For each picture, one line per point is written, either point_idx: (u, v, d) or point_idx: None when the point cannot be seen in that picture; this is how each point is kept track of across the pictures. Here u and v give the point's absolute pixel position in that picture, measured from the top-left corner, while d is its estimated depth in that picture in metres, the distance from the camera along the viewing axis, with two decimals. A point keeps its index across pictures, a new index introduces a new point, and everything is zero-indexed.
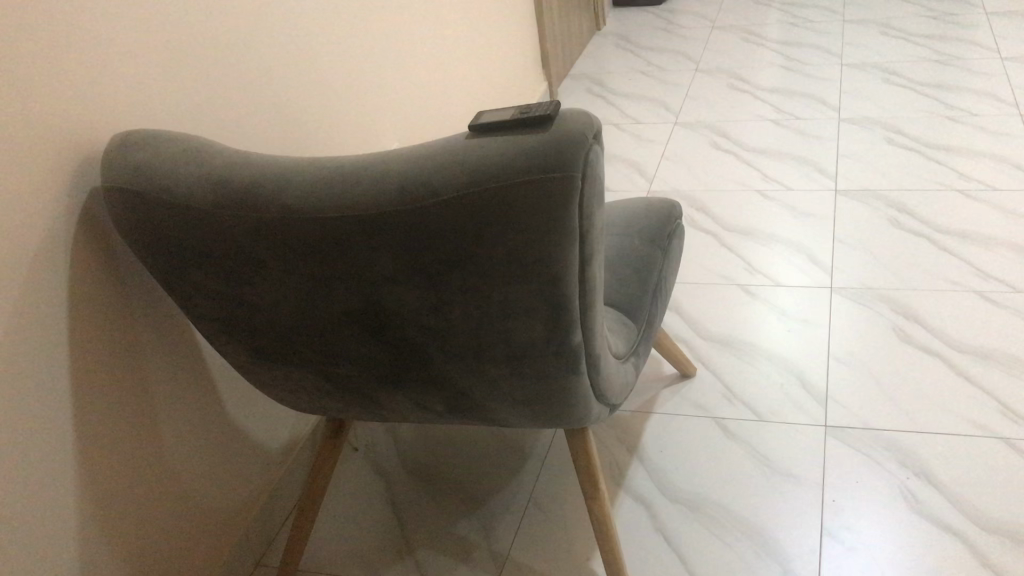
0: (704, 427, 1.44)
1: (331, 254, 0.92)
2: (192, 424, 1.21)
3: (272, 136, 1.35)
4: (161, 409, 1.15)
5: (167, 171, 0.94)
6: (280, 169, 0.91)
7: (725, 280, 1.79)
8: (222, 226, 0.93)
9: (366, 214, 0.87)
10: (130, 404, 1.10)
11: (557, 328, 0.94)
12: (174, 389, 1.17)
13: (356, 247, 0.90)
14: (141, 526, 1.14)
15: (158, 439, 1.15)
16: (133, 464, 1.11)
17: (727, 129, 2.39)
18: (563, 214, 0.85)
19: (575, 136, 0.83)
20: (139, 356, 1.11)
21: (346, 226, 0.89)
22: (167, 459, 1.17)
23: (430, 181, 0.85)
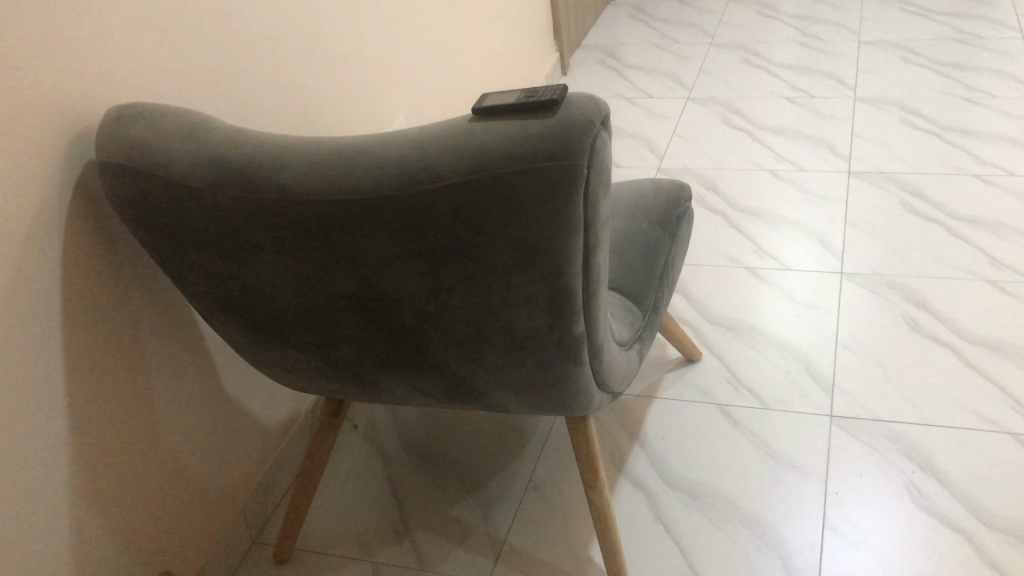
0: (708, 414, 1.42)
1: (329, 237, 0.89)
2: (189, 402, 1.19)
3: (272, 107, 1.32)
4: (157, 386, 1.14)
5: (162, 147, 0.92)
6: (279, 147, 0.89)
7: (732, 262, 1.76)
8: (218, 205, 0.90)
9: (365, 197, 0.85)
10: (126, 383, 1.09)
11: (559, 319, 0.92)
12: (171, 367, 1.16)
13: (354, 231, 0.88)
14: (136, 505, 1.13)
15: (153, 416, 1.13)
16: (127, 444, 1.10)
17: (740, 105, 2.35)
18: (568, 203, 0.83)
19: (582, 121, 0.80)
20: (135, 334, 1.09)
21: (345, 209, 0.86)
22: (162, 436, 1.15)
23: (431, 166, 0.83)
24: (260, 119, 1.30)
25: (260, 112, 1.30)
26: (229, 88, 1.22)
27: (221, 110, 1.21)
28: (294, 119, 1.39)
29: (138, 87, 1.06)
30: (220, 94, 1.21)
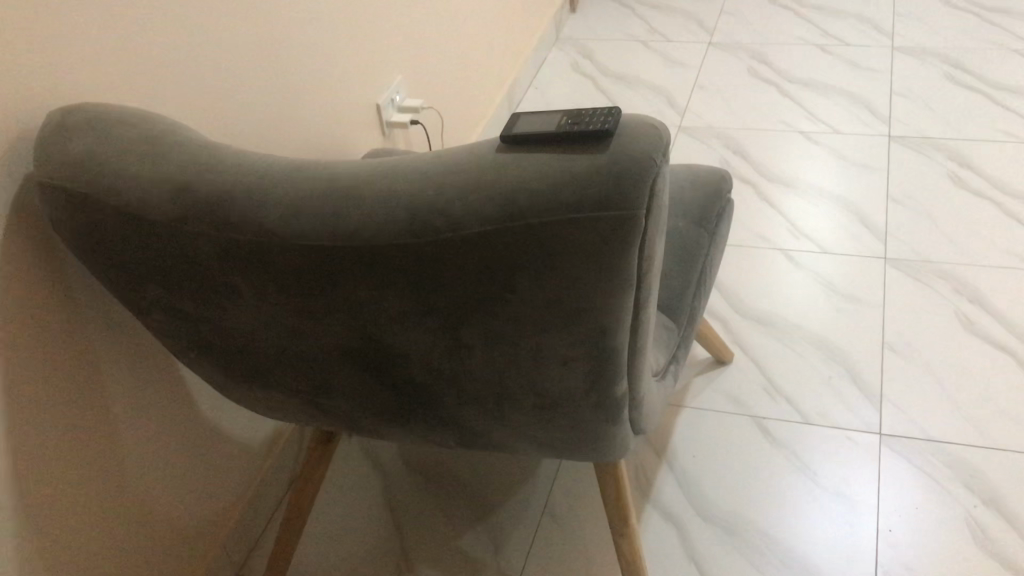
0: (743, 428, 1.28)
1: (322, 285, 0.73)
2: (161, 435, 1.04)
3: (249, 82, 1.14)
4: (121, 421, 0.98)
5: (112, 167, 0.74)
6: (257, 173, 0.71)
7: (764, 244, 1.60)
8: (187, 242, 0.74)
9: (368, 245, 0.69)
10: (85, 424, 0.93)
11: (599, 381, 0.77)
12: (138, 397, 1.00)
13: (352, 280, 0.72)
14: (100, 555, 0.98)
15: (116, 454, 0.98)
16: (88, 490, 0.95)
17: (766, 52, 2.14)
18: (619, 258, 0.67)
19: (640, 160, 0.64)
20: (94, 368, 0.93)
21: (342, 256, 0.70)
22: (127, 474, 1.00)
23: (449, 211, 0.66)
24: (238, 112, 1.12)
25: (238, 104, 1.12)
26: (199, 72, 1.04)
27: (192, 106, 1.03)
28: (278, 106, 1.21)
29: (88, 86, 0.88)
30: (188, 83, 1.02)
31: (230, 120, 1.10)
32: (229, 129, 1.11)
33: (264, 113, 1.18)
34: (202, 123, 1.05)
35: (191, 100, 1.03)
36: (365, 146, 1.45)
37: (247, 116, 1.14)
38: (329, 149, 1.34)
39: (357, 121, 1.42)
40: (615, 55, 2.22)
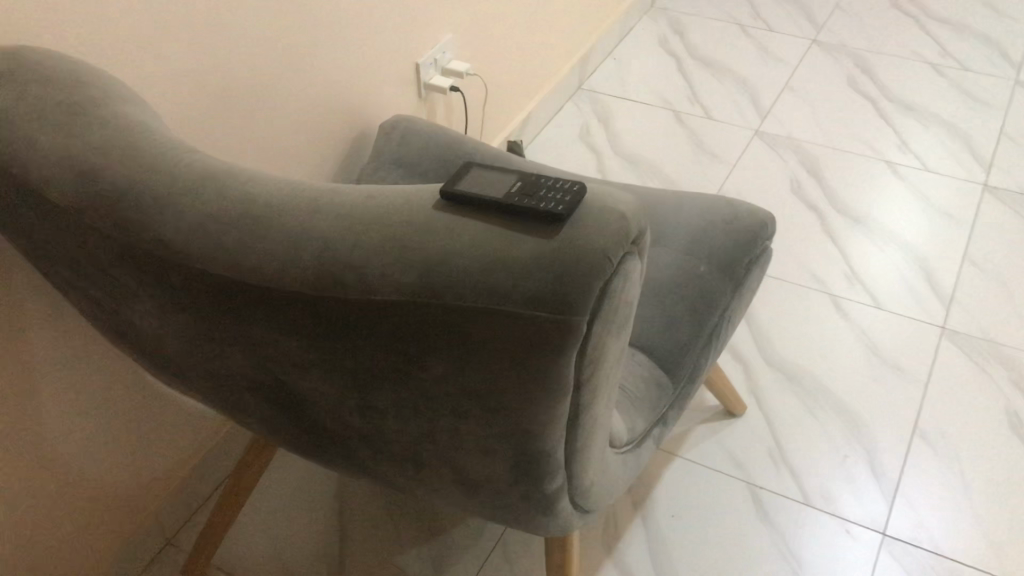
0: (735, 494, 1.16)
1: (222, 315, 0.63)
2: (100, 404, 0.96)
3: (262, 32, 1.02)
4: (53, 390, 0.90)
5: (21, 138, 0.65)
6: (167, 176, 0.61)
7: (813, 285, 1.45)
8: (87, 236, 0.65)
9: (268, 289, 0.59)
10: (7, 397, 0.85)
11: (525, 476, 0.66)
12: (77, 366, 0.91)
13: (252, 318, 0.62)
14: (15, 523, 0.92)
15: (43, 424, 0.90)
16: (8, 458, 0.88)
17: (873, 62, 1.94)
18: (551, 364, 0.56)
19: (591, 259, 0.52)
20: (25, 336, 0.84)
21: (240, 291, 0.60)
22: (53, 444, 0.92)
23: (359, 269, 0.56)
24: (240, 66, 1.01)
25: (242, 56, 1.01)
26: (198, 21, 0.93)
27: (182, 58, 0.93)
28: (294, 62, 1.09)
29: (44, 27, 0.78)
30: (179, 32, 0.91)
31: (229, 74, 1.00)
32: (228, 85, 1.00)
33: (277, 67, 1.07)
34: (190, 78, 0.95)
35: (182, 53, 0.93)
36: (397, 106, 1.33)
37: (251, 71, 1.03)
38: (351, 108, 1.23)
39: (391, 80, 1.30)
40: (708, 37, 2.04)
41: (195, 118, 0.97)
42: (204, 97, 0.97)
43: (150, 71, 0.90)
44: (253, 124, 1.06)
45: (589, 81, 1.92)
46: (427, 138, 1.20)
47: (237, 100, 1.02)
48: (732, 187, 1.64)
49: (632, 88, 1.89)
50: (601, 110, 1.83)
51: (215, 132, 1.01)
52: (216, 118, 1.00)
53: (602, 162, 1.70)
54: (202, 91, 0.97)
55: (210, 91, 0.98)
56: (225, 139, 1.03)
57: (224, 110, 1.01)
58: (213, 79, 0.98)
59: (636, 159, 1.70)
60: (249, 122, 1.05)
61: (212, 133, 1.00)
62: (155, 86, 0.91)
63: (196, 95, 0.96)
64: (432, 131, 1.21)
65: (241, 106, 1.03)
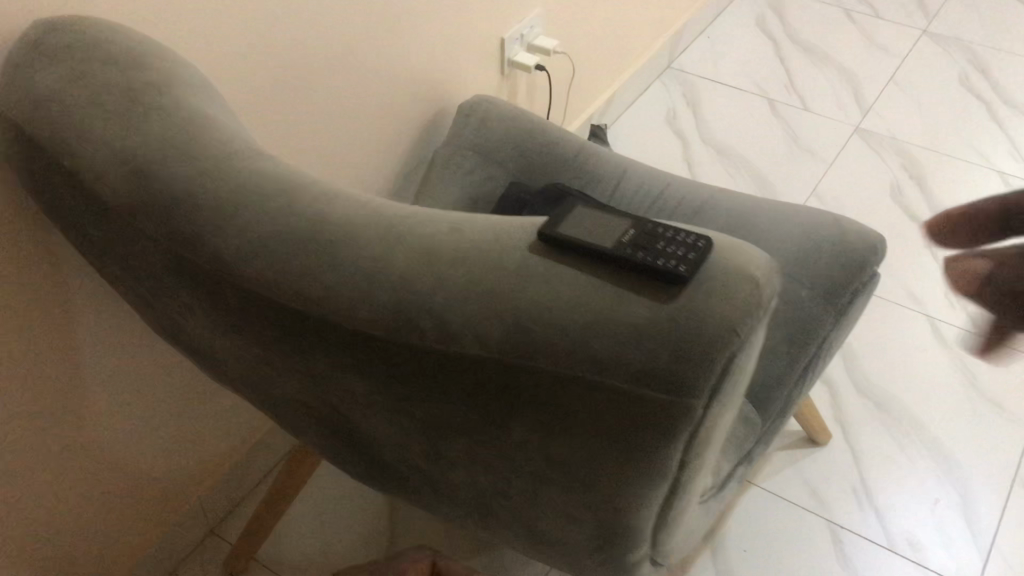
0: (812, 532, 1.08)
1: (280, 347, 0.57)
2: (148, 394, 0.91)
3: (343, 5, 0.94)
4: (99, 382, 0.84)
5: (75, 130, 0.58)
6: (230, 183, 0.54)
7: (909, 304, 1.34)
8: (137, 243, 0.58)
9: (334, 325, 0.52)
10: (53, 388, 0.80)
11: (606, 546, 0.59)
12: (128, 357, 0.86)
13: (313, 352, 0.55)
14: (55, 515, 0.87)
15: (87, 416, 0.85)
16: (51, 450, 0.83)
17: (989, 58, 1.80)
18: (656, 441, 0.48)
19: (715, 336, 0.44)
20: (74, 327, 0.79)
21: (302, 324, 0.53)
22: (98, 435, 0.87)
23: (440, 315, 0.48)
24: (316, 43, 0.93)
25: (314, 28, 0.93)
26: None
27: (248, 30, 0.86)
28: (371, 36, 1.01)
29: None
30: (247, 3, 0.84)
31: (298, 46, 0.93)
32: (296, 58, 0.93)
33: (355, 42, 0.98)
34: (257, 51, 0.88)
35: (249, 23, 0.86)
36: (479, 84, 1.25)
37: (322, 44, 0.96)
38: (431, 86, 1.15)
39: (474, 56, 1.21)
40: (811, 19, 1.91)
41: (260, 95, 0.91)
42: (271, 70, 0.91)
43: (213, 45, 0.83)
44: (321, 99, 0.99)
45: (680, 60, 1.81)
46: (512, 122, 1.11)
47: (306, 75, 0.95)
48: (827, 188, 1.53)
49: (725, 70, 1.77)
50: (690, 93, 1.72)
51: (279, 108, 0.94)
52: (281, 91, 0.93)
53: (689, 150, 1.60)
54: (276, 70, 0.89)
55: (276, 65, 0.91)
56: (291, 116, 0.96)
57: (289, 84, 0.94)
58: (280, 51, 0.91)
59: (726, 148, 1.60)
60: (317, 97, 0.98)
61: (277, 110, 0.94)
62: (215, 59, 0.84)
63: (262, 68, 0.90)
64: (515, 114, 1.12)
65: (310, 81, 0.96)
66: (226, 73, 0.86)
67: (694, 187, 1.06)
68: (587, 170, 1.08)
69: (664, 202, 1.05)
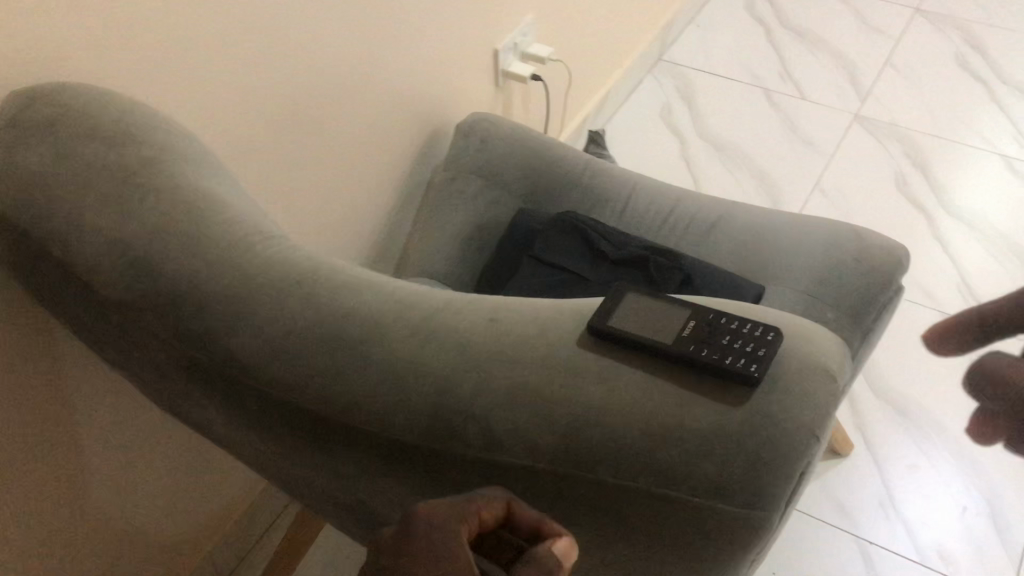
0: (841, 550, 1.05)
1: (301, 449, 0.52)
2: (152, 460, 0.86)
3: (338, 39, 0.88)
4: (101, 456, 0.79)
5: (63, 221, 0.52)
6: (243, 277, 0.50)
7: (922, 301, 1.31)
8: (140, 341, 0.53)
9: (366, 433, 0.48)
10: (53, 470, 0.75)
11: None
12: (129, 426, 0.81)
13: (341, 456, 0.51)
14: None
15: (90, 492, 0.80)
16: (55, 531, 0.78)
17: (983, 35, 1.76)
18: (726, 551, 0.45)
19: (789, 438, 0.41)
20: (72, 407, 0.73)
21: (330, 429, 0.49)
22: (101, 508, 0.83)
23: (485, 424, 0.44)
24: (315, 84, 0.87)
25: (320, 70, 0.87)
26: (273, 37, 0.79)
27: (257, 83, 0.80)
28: (373, 68, 0.95)
29: (92, 61, 0.64)
30: (255, 54, 0.78)
31: (306, 92, 0.86)
32: (304, 105, 0.87)
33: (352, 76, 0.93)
34: (266, 104, 0.82)
35: (256, 76, 0.79)
36: (474, 98, 1.20)
37: (328, 85, 0.89)
38: (427, 108, 1.10)
39: (469, 71, 1.16)
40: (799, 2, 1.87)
41: (271, 149, 0.84)
42: (280, 121, 0.84)
43: (221, 105, 0.76)
44: (330, 143, 0.93)
45: (670, 51, 1.76)
46: (512, 141, 1.06)
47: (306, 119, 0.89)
48: (830, 180, 1.49)
49: (717, 61, 1.73)
50: (684, 87, 1.68)
51: (292, 159, 0.88)
52: (291, 142, 0.87)
53: (687, 147, 1.56)
54: (275, 118, 0.84)
55: (285, 115, 0.85)
56: (303, 165, 0.90)
57: (298, 132, 0.87)
58: (289, 100, 0.84)
59: (724, 144, 1.56)
60: (326, 141, 0.92)
61: (289, 161, 0.87)
62: (226, 119, 0.78)
63: (271, 121, 0.83)
64: (517, 131, 1.07)
65: (318, 125, 0.90)
66: (235, 132, 0.79)
67: (706, 202, 1.02)
68: (595, 190, 1.04)
69: (675, 220, 1.00)
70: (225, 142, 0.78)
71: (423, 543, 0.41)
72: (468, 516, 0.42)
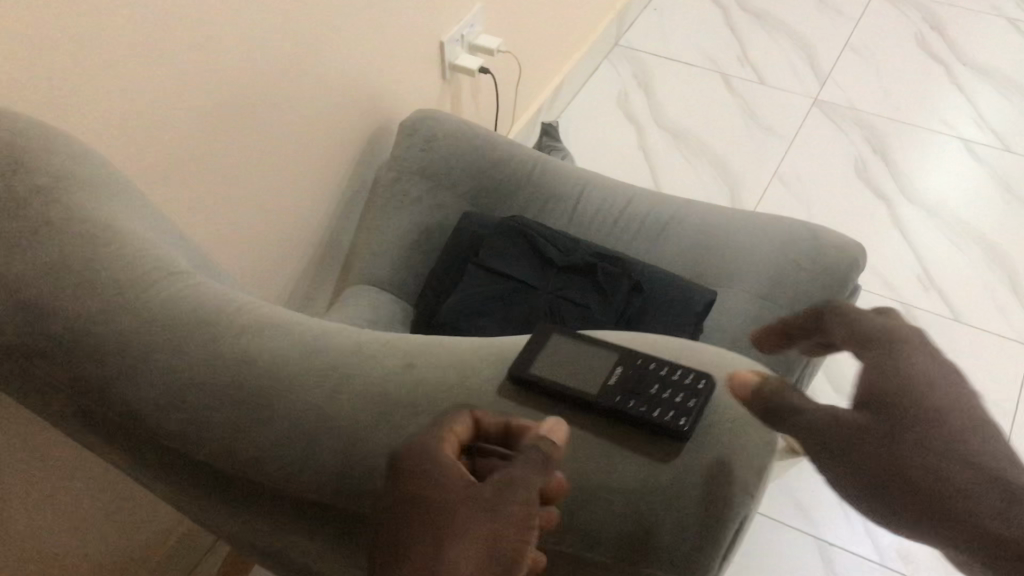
0: (803, 551, 1.03)
1: (209, 501, 0.49)
2: (81, 491, 0.82)
3: (267, 39, 0.83)
4: (23, 494, 0.75)
5: None
6: (140, 319, 0.46)
7: (884, 292, 1.29)
8: (29, 388, 0.49)
9: (272, 488, 0.44)
10: None
11: None
12: (54, 459, 0.76)
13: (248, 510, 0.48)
14: None
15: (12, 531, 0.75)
16: None
17: (941, 15, 1.74)
18: None
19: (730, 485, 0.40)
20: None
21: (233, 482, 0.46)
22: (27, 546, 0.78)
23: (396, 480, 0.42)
24: (244, 86, 0.82)
25: (249, 73, 0.82)
26: (197, 44, 0.75)
27: (180, 93, 0.75)
28: (309, 69, 0.91)
29: None
30: (177, 63, 0.73)
31: (234, 96, 0.81)
32: (233, 109, 0.82)
33: (286, 76, 0.88)
34: (190, 113, 0.77)
35: (179, 85, 0.75)
36: (420, 93, 1.15)
37: (259, 89, 0.85)
38: (371, 107, 1.05)
39: (414, 66, 1.11)
40: None
41: (198, 160, 0.80)
42: (207, 130, 0.80)
43: (140, 119, 0.72)
44: (264, 150, 0.88)
45: (627, 36, 1.72)
46: (459, 138, 1.02)
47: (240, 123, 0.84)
48: (789, 167, 1.47)
49: (675, 45, 1.69)
50: (641, 73, 1.64)
51: (222, 169, 0.83)
52: (221, 150, 0.82)
53: (644, 136, 1.52)
54: (201, 124, 0.79)
55: (213, 124, 0.80)
56: (235, 176, 0.85)
57: (227, 139, 0.83)
58: (216, 106, 0.80)
59: (682, 132, 1.53)
60: (258, 148, 0.87)
61: (219, 171, 0.83)
62: (146, 133, 0.73)
63: (198, 130, 0.79)
64: (464, 127, 1.03)
65: (249, 131, 0.85)
66: (157, 145, 0.74)
67: (659, 199, 0.99)
68: (544, 188, 1.00)
69: (627, 218, 0.97)
70: (147, 157, 0.74)
71: (416, 483, 0.39)
72: (437, 433, 0.41)
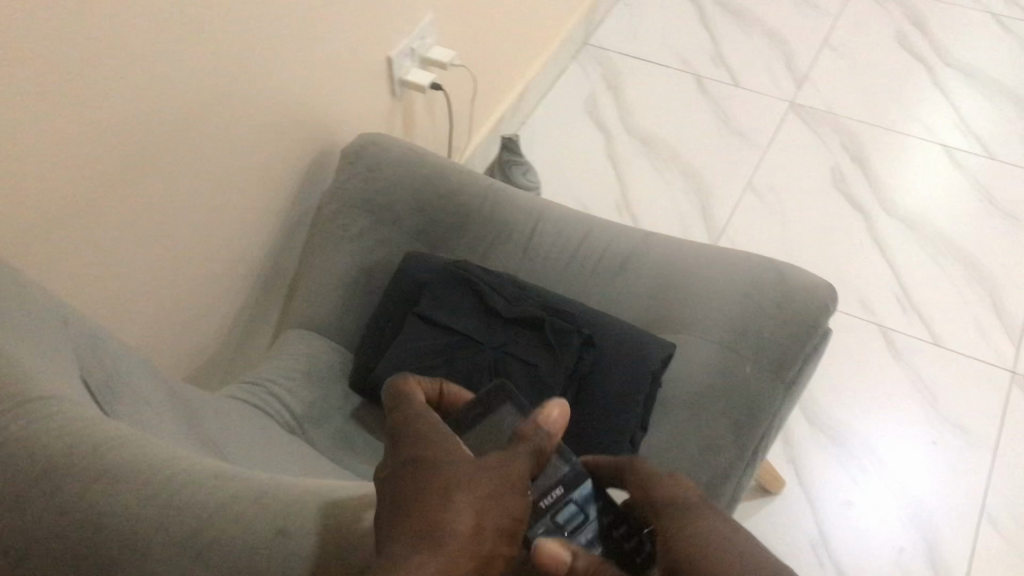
0: None
1: None
2: None
3: (184, 82, 0.76)
4: None
5: None
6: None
7: (860, 314, 1.24)
8: None
9: None
10: None
11: None
12: None
13: None
14: None
15: None
16: None
17: (925, 11, 1.66)
18: None
19: None
20: None
21: None
22: None
23: None
24: (157, 134, 0.75)
25: (160, 120, 0.75)
26: (87, 97, 0.67)
27: (72, 155, 0.68)
28: (235, 108, 0.83)
29: None
30: (66, 126, 0.66)
31: (142, 145, 0.74)
32: (143, 159, 0.75)
33: (209, 116, 0.80)
34: (90, 171, 0.70)
35: (75, 144, 0.67)
36: (366, 115, 1.08)
37: (178, 137, 0.78)
38: (311, 136, 0.98)
39: (360, 87, 1.04)
40: None
41: (94, 218, 0.72)
42: (114, 183, 0.73)
43: (20, 183, 0.64)
44: (181, 197, 0.81)
45: (596, 35, 1.65)
46: (404, 167, 0.94)
47: (158, 174, 0.77)
48: (764, 178, 1.40)
49: (646, 46, 1.62)
50: (611, 76, 1.57)
51: (131, 225, 0.76)
52: (131, 200, 0.75)
53: (612, 144, 1.46)
54: (105, 180, 0.72)
55: (116, 178, 0.73)
56: (152, 230, 0.79)
57: (140, 190, 0.76)
58: (123, 160, 0.73)
59: (652, 139, 1.46)
60: (174, 197, 0.80)
61: (123, 227, 0.76)
62: (32, 200, 0.66)
63: (101, 188, 0.72)
64: (412, 155, 0.95)
65: (166, 179, 0.78)
66: (50, 210, 0.68)
67: (619, 232, 0.92)
68: (496, 221, 0.93)
69: (584, 254, 0.91)
70: (30, 221, 0.67)
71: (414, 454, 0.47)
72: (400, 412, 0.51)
